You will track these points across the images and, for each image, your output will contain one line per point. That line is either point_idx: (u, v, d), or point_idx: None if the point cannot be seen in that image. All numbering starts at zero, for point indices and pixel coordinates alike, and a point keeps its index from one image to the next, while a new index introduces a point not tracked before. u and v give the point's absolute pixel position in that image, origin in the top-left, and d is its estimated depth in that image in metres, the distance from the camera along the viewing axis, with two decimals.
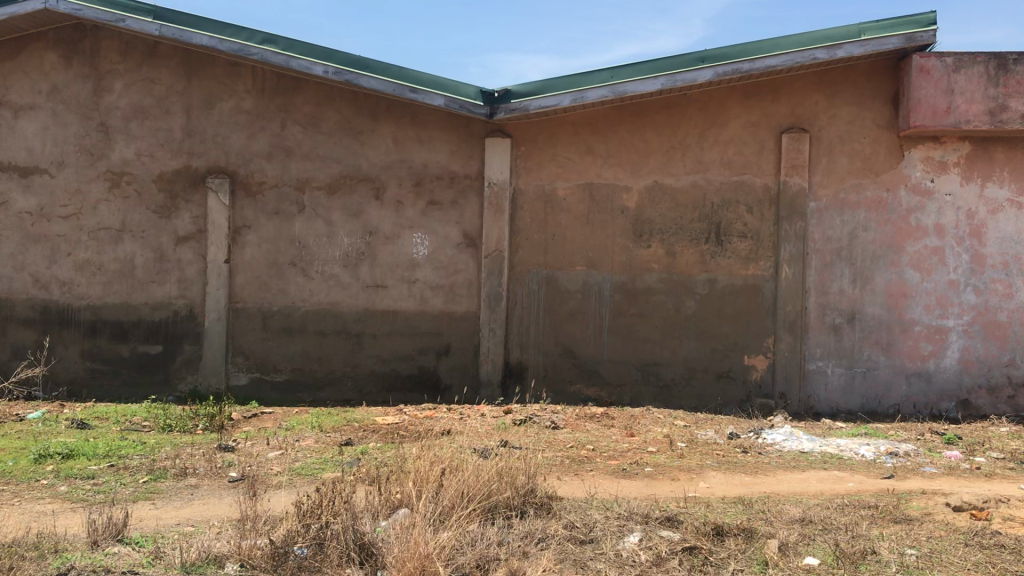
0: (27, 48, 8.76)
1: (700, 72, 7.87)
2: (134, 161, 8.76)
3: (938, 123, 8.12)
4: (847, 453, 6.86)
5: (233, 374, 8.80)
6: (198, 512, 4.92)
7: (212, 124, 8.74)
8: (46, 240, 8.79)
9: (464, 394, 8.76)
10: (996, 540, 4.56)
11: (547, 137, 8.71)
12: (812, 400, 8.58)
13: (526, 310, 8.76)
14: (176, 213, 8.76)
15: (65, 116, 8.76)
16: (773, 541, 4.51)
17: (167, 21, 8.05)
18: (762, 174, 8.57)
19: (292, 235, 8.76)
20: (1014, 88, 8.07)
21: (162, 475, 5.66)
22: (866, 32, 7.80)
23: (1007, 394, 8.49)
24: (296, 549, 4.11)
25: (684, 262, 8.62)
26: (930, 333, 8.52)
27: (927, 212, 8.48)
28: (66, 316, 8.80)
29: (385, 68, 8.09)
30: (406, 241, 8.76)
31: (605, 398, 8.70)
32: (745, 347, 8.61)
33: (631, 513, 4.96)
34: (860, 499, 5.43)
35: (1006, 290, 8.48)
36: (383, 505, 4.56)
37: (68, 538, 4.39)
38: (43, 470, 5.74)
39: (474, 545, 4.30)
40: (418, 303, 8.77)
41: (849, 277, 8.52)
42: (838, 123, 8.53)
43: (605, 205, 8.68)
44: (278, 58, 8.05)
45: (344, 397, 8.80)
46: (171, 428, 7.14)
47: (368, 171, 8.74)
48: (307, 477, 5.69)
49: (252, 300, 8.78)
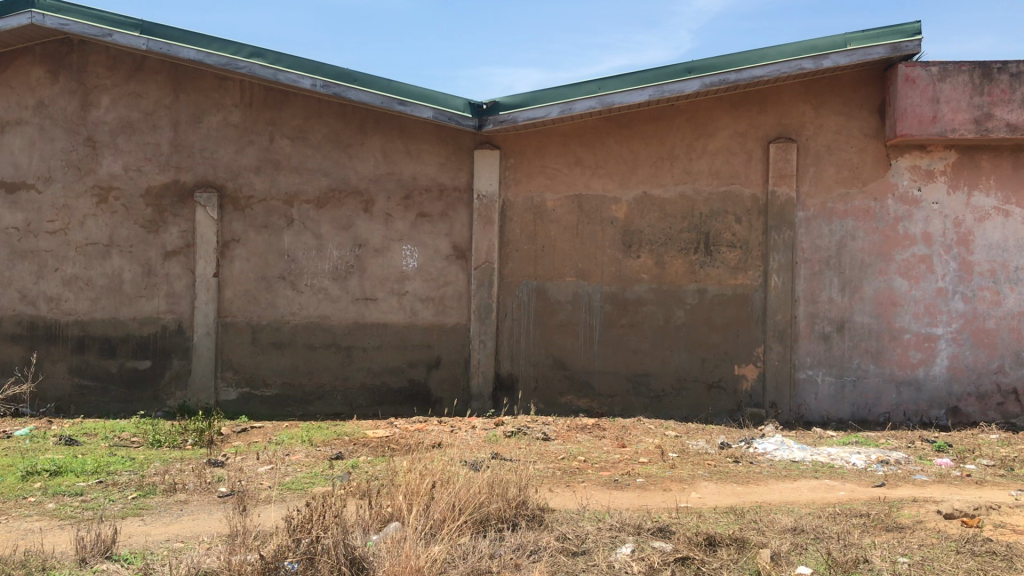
0: (14, 64, 8.73)
1: (687, 84, 7.91)
2: (122, 176, 8.73)
3: (924, 132, 8.17)
4: (838, 462, 6.86)
5: (222, 389, 8.76)
6: (187, 528, 4.88)
7: (200, 138, 8.73)
8: (34, 256, 8.73)
9: (455, 406, 8.74)
10: (988, 547, 4.56)
11: (537, 149, 8.74)
12: (803, 409, 8.59)
13: (516, 323, 8.75)
14: (165, 228, 8.73)
15: (52, 131, 8.72)
16: (765, 550, 4.50)
17: (154, 35, 8.03)
18: (750, 184, 8.61)
19: (281, 249, 8.73)
20: (999, 97, 8.15)
21: (151, 491, 5.62)
22: (851, 42, 7.83)
23: (996, 401, 8.52)
24: (287, 564, 4.04)
25: (674, 272, 8.64)
26: (919, 341, 8.55)
27: (915, 220, 8.53)
28: (53, 332, 8.74)
29: (374, 82, 8.09)
30: (395, 254, 8.74)
31: (596, 409, 8.69)
32: (735, 356, 8.62)
33: (622, 524, 4.94)
34: (851, 508, 5.44)
35: (994, 297, 8.53)
36: (373, 519, 4.55)
37: (55, 556, 4.33)
38: (31, 487, 5.69)
39: (465, 558, 4.27)
40: (408, 316, 8.75)
41: (838, 285, 8.56)
42: (825, 133, 8.58)
43: (594, 216, 8.71)
44: (266, 72, 8.04)
45: (334, 411, 8.75)
46: (159, 443, 7.08)
47: (357, 184, 8.74)
48: (297, 492, 5.66)
49: (241, 314, 8.74)
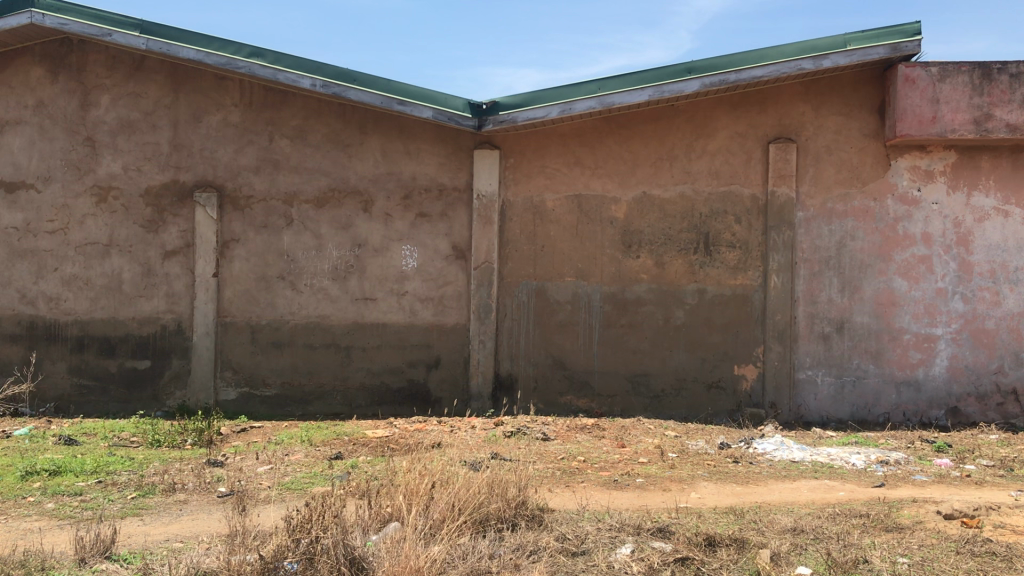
0: (14, 64, 8.73)
1: (687, 84, 7.91)
2: (121, 176, 8.72)
3: (924, 133, 8.17)
4: (838, 462, 6.86)
5: (221, 389, 8.75)
6: (187, 528, 4.87)
7: (200, 137, 8.73)
8: (33, 256, 8.73)
9: (454, 406, 8.74)
10: (988, 548, 4.56)
11: (536, 149, 8.73)
12: (802, 409, 8.59)
13: (516, 323, 8.75)
14: (164, 228, 8.72)
15: (51, 131, 8.72)
16: (765, 551, 4.50)
17: (154, 34, 8.03)
18: (750, 184, 8.61)
19: (281, 249, 8.73)
20: (999, 98, 8.15)
21: (150, 491, 5.62)
22: (851, 42, 7.83)
23: (996, 401, 8.52)
24: (286, 564, 4.04)
25: (673, 272, 8.64)
26: (918, 341, 8.55)
27: (915, 220, 8.53)
28: (52, 332, 8.73)
29: (373, 82, 8.09)
30: (395, 254, 8.74)
31: (595, 409, 8.68)
32: (735, 356, 8.62)
33: (622, 525, 4.93)
34: (851, 508, 5.43)
35: (993, 297, 8.53)
36: (373, 519, 4.55)
37: (54, 556, 4.32)
38: (30, 487, 5.68)
39: (465, 558, 4.26)
40: (408, 316, 8.74)
41: (838, 286, 8.56)
42: (824, 133, 8.58)
43: (594, 216, 8.70)
44: (266, 72, 8.04)
45: (333, 411, 8.75)
46: (159, 443, 7.08)
47: (357, 184, 8.73)
48: (296, 492, 5.66)
49: (241, 314, 8.74)
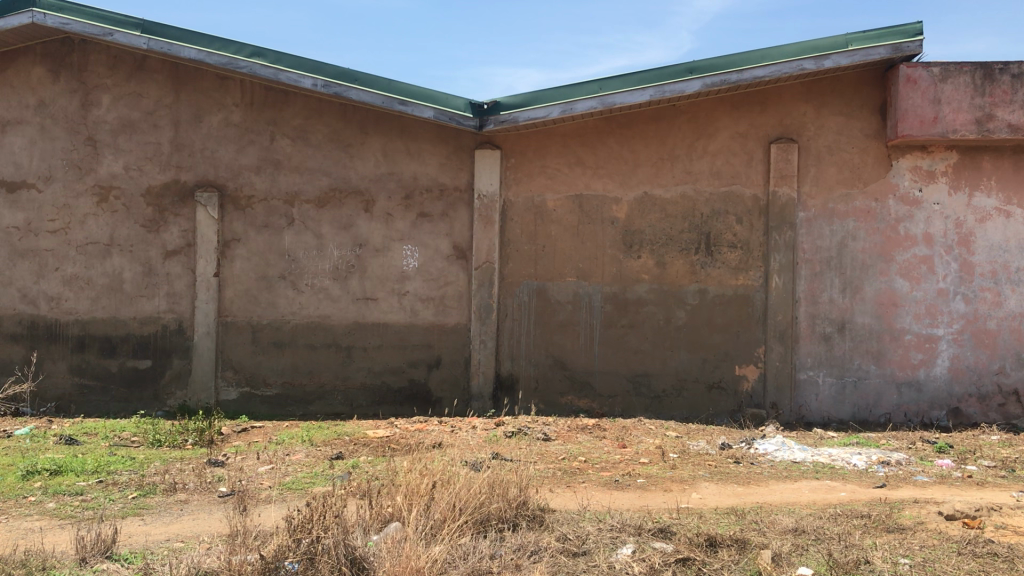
0: (15, 63, 8.73)
1: (688, 84, 7.90)
2: (122, 175, 8.72)
3: (925, 133, 8.16)
4: (838, 463, 6.85)
5: (222, 389, 8.75)
6: (188, 528, 4.87)
7: (201, 137, 8.72)
8: (34, 255, 8.73)
9: (455, 406, 8.74)
10: (989, 549, 4.55)
11: (537, 149, 8.73)
12: (803, 409, 8.59)
13: (517, 323, 8.75)
14: (165, 228, 8.72)
15: (53, 130, 8.72)
16: (766, 551, 4.49)
17: (155, 34, 8.02)
18: (751, 184, 8.60)
19: (281, 249, 8.73)
20: (1000, 98, 8.14)
21: (151, 491, 5.61)
22: (853, 43, 7.82)
23: (997, 402, 8.50)
24: (287, 563, 4.04)
25: (674, 273, 8.63)
26: (920, 342, 8.54)
27: (916, 221, 8.52)
28: (53, 331, 8.73)
29: (374, 81, 8.09)
30: (396, 254, 8.74)
31: (596, 409, 8.68)
32: (736, 357, 8.61)
33: (623, 525, 4.92)
34: (852, 509, 5.43)
35: (995, 298, 8.52)
36: (373, 519, 4.54)
37: (55, 556, 4.32)
38: (30, 487, 5.68)
39: (466, 558, 4.26)
40: (408, 316, 8.74)
41: (839, 286, 8.55)
42: (826, 134, 8.57)
43: (595, 216, 8.70)
44: (267, 71, 8.03)
45: (334, 411, 8.75)
46: (159, 443, 7.07)
47: (357, 184, 8.73)
48: (297, 492, 5.66)
49: (241, 314, 8.73)
